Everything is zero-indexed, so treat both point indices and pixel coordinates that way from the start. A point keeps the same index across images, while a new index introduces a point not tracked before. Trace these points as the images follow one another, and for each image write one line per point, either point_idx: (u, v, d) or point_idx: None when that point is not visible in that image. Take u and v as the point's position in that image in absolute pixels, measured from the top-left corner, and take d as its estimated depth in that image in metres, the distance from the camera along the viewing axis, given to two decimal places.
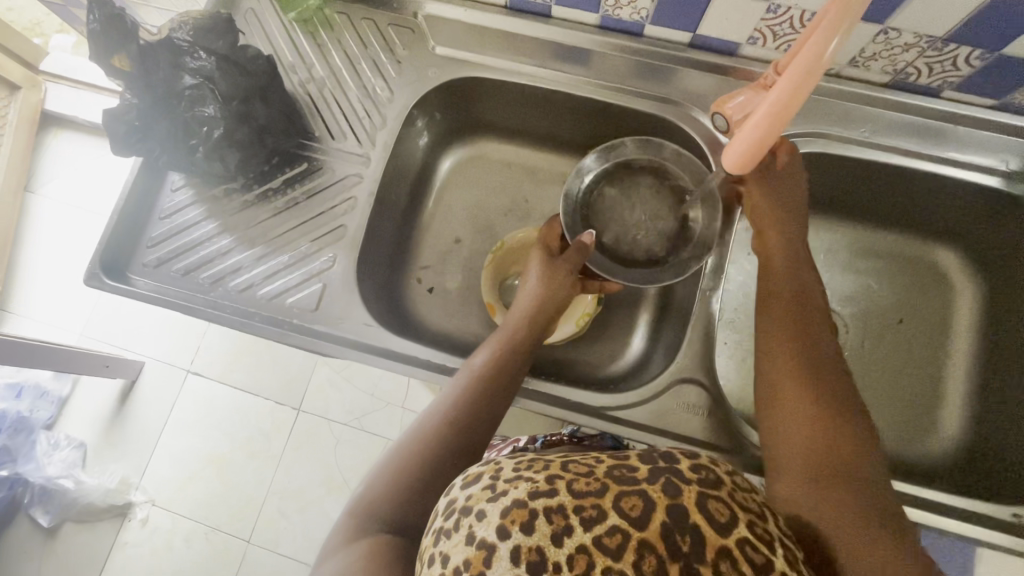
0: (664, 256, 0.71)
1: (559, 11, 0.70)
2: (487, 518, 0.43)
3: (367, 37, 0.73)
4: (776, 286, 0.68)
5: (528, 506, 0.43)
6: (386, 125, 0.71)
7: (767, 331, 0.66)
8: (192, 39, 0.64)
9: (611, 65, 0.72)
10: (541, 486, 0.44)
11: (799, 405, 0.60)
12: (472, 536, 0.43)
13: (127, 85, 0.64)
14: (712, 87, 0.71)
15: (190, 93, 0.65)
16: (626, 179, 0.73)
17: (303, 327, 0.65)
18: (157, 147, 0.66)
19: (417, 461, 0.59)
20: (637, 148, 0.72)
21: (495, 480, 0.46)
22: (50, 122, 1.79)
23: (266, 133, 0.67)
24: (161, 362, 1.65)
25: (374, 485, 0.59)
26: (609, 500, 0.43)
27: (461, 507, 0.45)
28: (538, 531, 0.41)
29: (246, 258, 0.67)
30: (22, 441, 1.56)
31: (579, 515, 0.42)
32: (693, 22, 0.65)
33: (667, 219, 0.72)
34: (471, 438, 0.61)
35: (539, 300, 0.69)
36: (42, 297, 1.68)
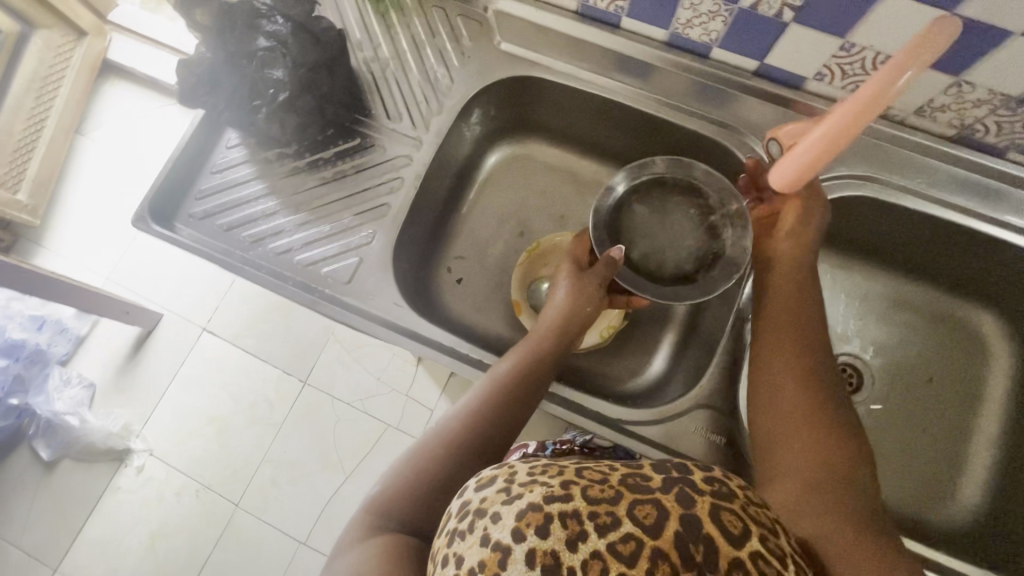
0: (691, 276, 0.69)
1: (629, 23, 0.69)
2: (502, 521, 0.42)
3: (435, 24, 0.73)
4: (781, 304, 0.68)
5: (544, 510, 0.42)
6: (442, 112, 0.72)
7: (768, 354, 0.65)
8: (271, 3, 0.66)
9: (671, 84, 0.72)
10: (556, 490, 0.43)
11: (797, 435, 0.59)
12: (487, 537, 0.42)
13: (204, 40, 0.66)
14: (771, 119, 0.70)
15: (262, 54, 0.65)
16: (657, 198, 0.72)
17: (335, 297, 0.65)
18: (222, 102, 0.67)
19: (434, 457, 0.60)
20: (669, 166, 0.72)
21: (510, 483, 0.45)
22: (110, 71, 1.84)
23: (329, 105, 0.68)
24: (181, 316, 1.69)
25: (394, 479, 0.60)
26: (624, 506, 0.43)
27: (476, 508, 0.45)
28: (554, 535, 0.41)
29: (288, 223, 0.68)
30: (36, 373, 1.58)
31: (595, 521, 0.42)
32: (762, 51, 0.64)
33: (699, 240, 0.70)
34: (488, 439, 0.62)
35: (568, 313, 0.69)
36: (78, 238, 1.73)
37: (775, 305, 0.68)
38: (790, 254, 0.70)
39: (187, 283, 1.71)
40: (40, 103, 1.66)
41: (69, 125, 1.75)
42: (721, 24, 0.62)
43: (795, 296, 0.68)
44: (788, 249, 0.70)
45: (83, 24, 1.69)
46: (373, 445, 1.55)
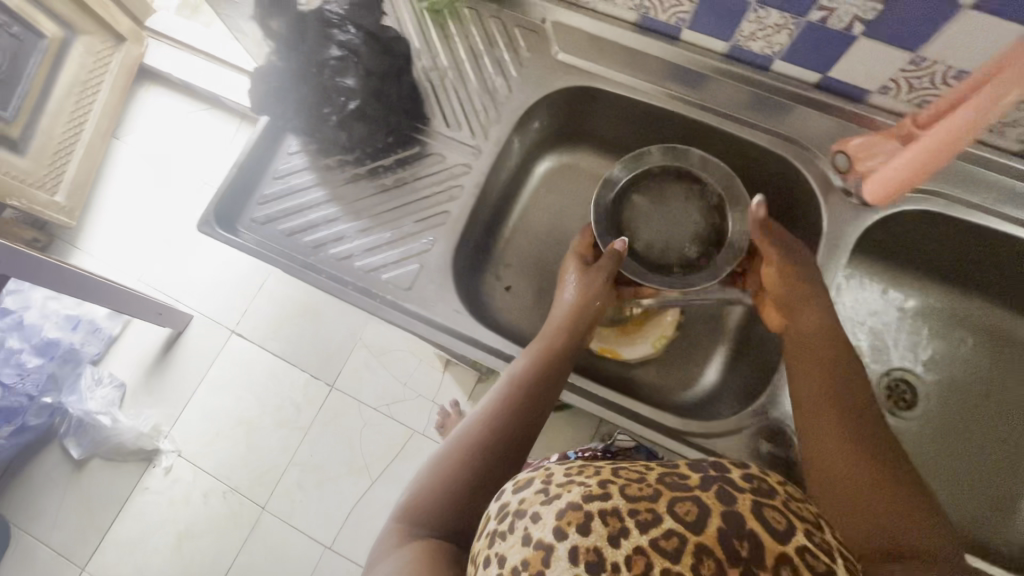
0: (696, 263, 0.74)
1: (689, 35, 0.69)
2: (543, 519, 0.43)
3: (493, 34, 0.74)
4: (805, 319, 0.67)
5: (584, 509, 0.42)
6: (501, 120, 0.72)
7: (797, 365, 0.66)
8: (344, 14, 0.67)
9: (725, 95, 0.71)
10: (594, 489, 0.43)
11: (830, 432, 0.60)
12: (528, 537, 0.43)
13: (278, 49, 0.67)
14: (827, 130, 0.69)
15: (334, 64, 0.66)
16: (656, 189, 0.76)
17: (396, 303, 0.65)
18: (290, 112, 0.68)
19: (466, 455, 0.60)
20: (664, 155, 0.75)
21: (548, 485, 0.46)
22: (146, 76, 1.89)
23: (393, 112, 0.68)
24: (209, 318, 1.70)
25: (426, 481, 0.59)
26: (665, 502, 0.42)
27: (515, 509, 0.46)
28: (596, 532, 0.41)
29: (349, 229, 0.68)
30: (69, 371, 1.59)
31: (634, 518, 0.41)
32: (827, 64, 0.64)
33: (700, 226, 0.75)
34: (514, 435, 0.61)
35: (578, 306, 0.70)
36: (112, 240, 1.76)
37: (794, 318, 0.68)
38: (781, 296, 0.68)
39: (217, 286, 1.73)
40: (79, 106, 1.67)
41: (106, 129, 1.77)
42: (786, 36, 0.62)
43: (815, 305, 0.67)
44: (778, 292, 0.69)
45: (122, 30, 1.72)
46: (399, 450, 1.55)
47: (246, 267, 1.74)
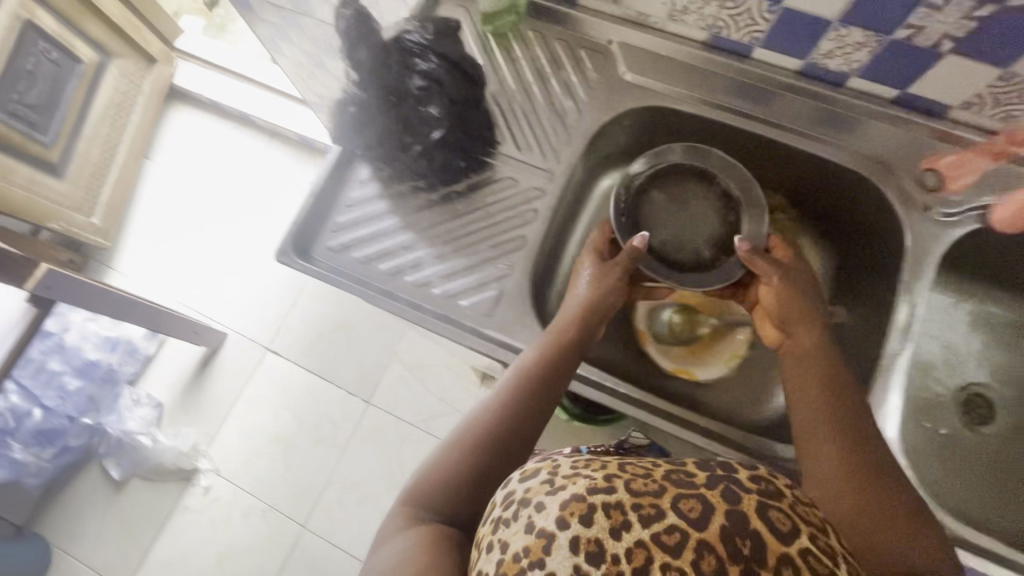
0: (712, 263, 0.73)
1: (762, 53, 0.68)
2: (546, 509, 0.40)
3: (559, 56, 0.73)
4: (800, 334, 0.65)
5: (587, 500, 0.39)
6: (571, 143, 0.71)
7: (791, 377, 0.63)
8: (424, 43, 0.67)
9: (796, 110, 0.70)
10: (599, 482, 0.40)
11: (839, 441, 0.56)
12: (530, 525, 0.40)
13: (358, 80, 0.67)
14: (902, 142, 0.67)
15: (416, 93, 0.67)
16: (674, 185, 0.75)
17: (478, 329, 0.65)
18: (369, 140, 0.69)
19: (478, 441, 0.57)
20: (685, 153, 0.74)
21: (553, 475, 0.43)
22: (175, 97, 1.91)
23: (470, 138, 0.70)
24: (244, 336, 1.71)
25: (435, 465, 0.57)
26: (667, 498, 0.39)
27: (519, 497, 0.42)
28: (597, 524, 0.37)
29: (426, 255, 0.68)
30: (107, 392, 1.59)
31: (637, 512, 0.38)
32: (907, 80, 0.63)
33: (718, 226, 0.74)
34: (526, 423, 0.59)
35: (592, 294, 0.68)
36: (145, 259, 1.77)
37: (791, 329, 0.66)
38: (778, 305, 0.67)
39: (250, 303, 1.73)
40: (114, 128, 1.68)
41: (138, 150, 1.79)
42: (867, 54, 0.61)
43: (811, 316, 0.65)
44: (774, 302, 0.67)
45: (153, 52, 1.74)
46: None
47: (280, 284, 1.75)
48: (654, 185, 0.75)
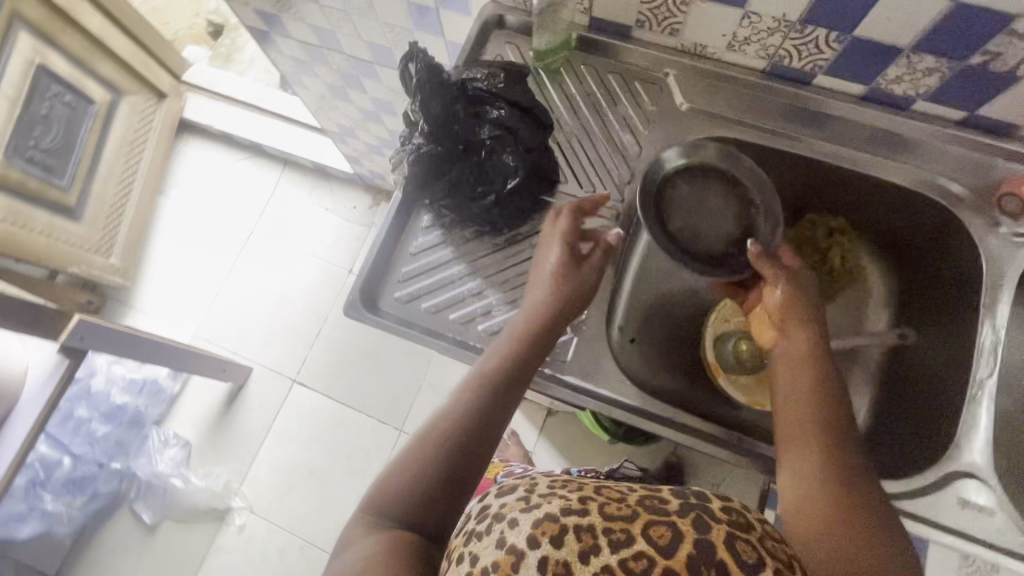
0: (723, 263, 0.70)
1: (823, 80, 0.67)
2: (517, 527, 0.35)
3: (615, 92, 0.73)
4: (798, 335, 0.63)
5: (560, 521, 0.34)
6: (635, 179, 0.71)
7: (781, 372, 0.62)
8: (497, 89, 0.65)
9: (857, 133, 0.69)
10: (573, 502, 0.36)
11: (816, 443, 0.55)
12: (502, 540, 0.35)
13: (422, 128, 0.63)
14: (965, 161, 0.66)
15: (488, 143, 0.65)
16: (700, 182, 0.70)
17: (557, 375, 0.65)
18: (439, 190, 0.65)
19: (445, 438, 0.52)
20: (717, 154, 0.69)
21: (529, 492, 0.38)
22: (184, 129, 1.89)
23: (537, 181, 0.68)
24: (269, 369, 1.69)
25: (398, 466, 0.52)
26: (637, 525, 0.34)
27: (494, 512, 0.37)
28: (567, 546, 0.33)
29: (496, 301, 0.67)
30: (134, 436, 1.57)
31: (606, 536, 0.34)
32: (976, 103, 0.62)
33: (733, 228, 0.71)
34: (494, 416, 0.55)
35: (562, 278, 0.63)
36: (162, 296, 1.75)
37: (789, 327, 0.64)
38: (782, 304, 0.65)
39: (273, 335, 1.71)
40: (128, 167, 1.66)
41: (152, 186, 1.77)
42: (936, 79, 0.61)
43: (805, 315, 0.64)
44: (778, 302, 0.65)
45: (163, 87, 1.72)
46: None
47: (303, 314, 1.73)
48: (685, 178, 0.70)
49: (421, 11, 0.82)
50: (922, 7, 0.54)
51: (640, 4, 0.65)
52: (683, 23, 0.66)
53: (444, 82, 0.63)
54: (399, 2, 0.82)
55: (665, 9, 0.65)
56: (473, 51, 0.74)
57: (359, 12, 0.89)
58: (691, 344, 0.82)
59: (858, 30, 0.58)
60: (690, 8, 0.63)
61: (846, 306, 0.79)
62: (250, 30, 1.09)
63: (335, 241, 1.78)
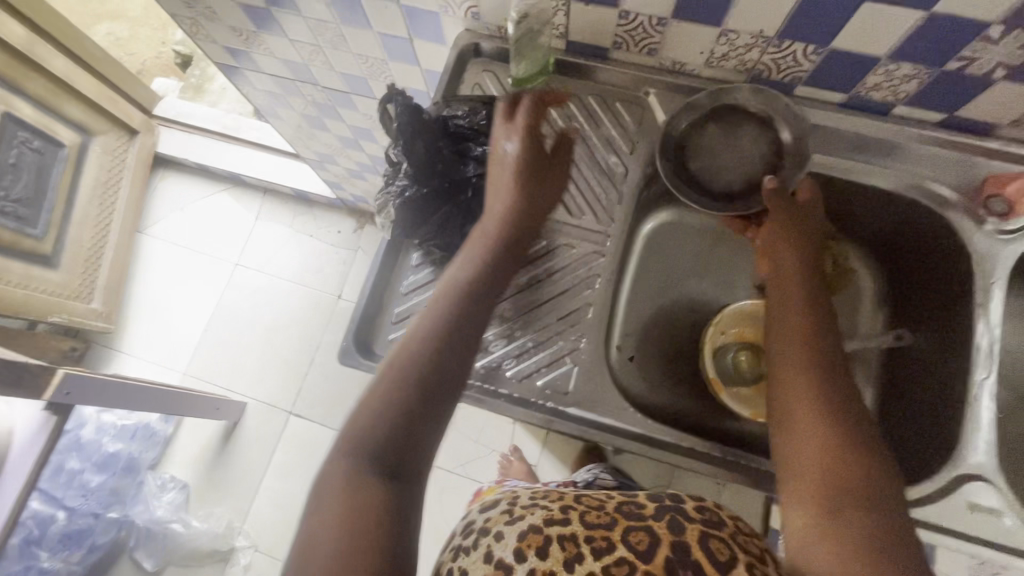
0: (742, 197, 0.68)
1: (803, 90, 0.67)
2: (505, 540, 0.47)
3: (598, 114, 0.72)
4: (788, 264, 0.62)
5: (544, 532, 0.46)
6: (623, 202, 0.71)
7: (775, 302, 0.60)
8: (478, 126, 0.65)
9: (841, 140, 0.69)
10: (555, 515, 0.48)
11: (804, 366, 0.54)
12: (490, 554, 0.46)
13: (407, 172, 0.64)
14: (951, 161, 0.66)
15: (474, 182, 0.65)
16: (731, 121, 0.68)
17: (561, 410, 0.63)
18: (426, 228, 0.65)
19: (413, 364, 0.51)
20: (752, 95, 0.66)
21: (514, 507, 0.50)
22: (160, 165, 1.86)
23: None
24: (263, 403, 1.66)
25: (368, 402, 0.49)
26: (615, 532, 0.46)
27: (481, 528, 0.50)
28: (552, 556, 0.44)
29: (493, 336, 0.65)
30: (130, 483, 1.53)
31: (588, 544, 0.45)
32: (956, 104, 0.62)
33: (757, 164, 0.68)
34: (465, 333, 0.54)
35: (523, 185, 0.62)
36: (150, 336, 1.71)
37: (782, 259, 0.62)
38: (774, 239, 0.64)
39: (265, 368, 1.69)
40: (103, 209, 1.63)
41: (131, 226, 1.73)
42: (915, 85, 0.61)
43: (795, 246, 0.62)
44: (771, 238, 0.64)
45: (134, 123, 1.68)
46: None
47: (293, 343, 1.70)
48: (714, 109, 0.68)
49: (395, 42, 0.81)
50: (897, 19, 0.54)
51: (616, 26, 0.65)
52: (660, 43, 0.66)
53: (425, 122, 0.63)
54: (371, 33, 0.81)
55: (641, 31, 0.65)
56: (450, 83, 0.75)
57: (331, 45, 0.88)
58: (691, 361, 0.80)
59: (836, 42, 0.58)
60: (666, 28, 0.63)
61: (843, 306, 0.77)
62: (221, 67, 1.07)
63: (320, 266, 1.76)
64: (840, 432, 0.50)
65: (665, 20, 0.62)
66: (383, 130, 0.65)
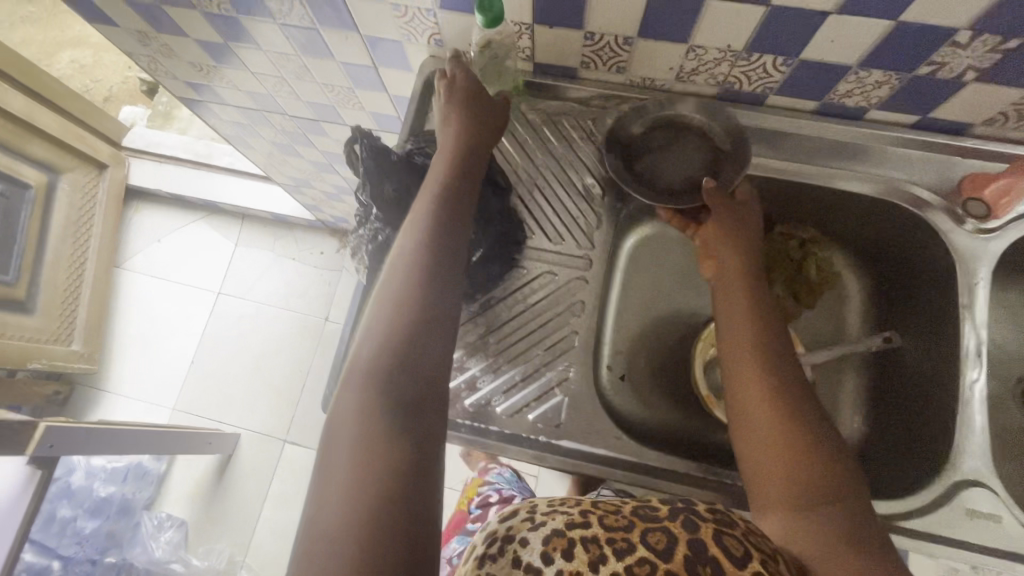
0: (682, 196, 0.68)
1: (774, 100, 0.66)
2: (529, 544, 0.39)
3: (569, 134, 0.71)
4: (730, 250, 0.63)
5: (567, 535, 0.39)
6: (602, 226, 0.70)
7: (721, 288, 0.62)
8: None
9: (816, 147, 0.68)
10: (576, 518, 0.40)
11: (756, 340, 0.56)
12: (515, 561, 0.38)
13: (380, 213, 0.63)
14: (925, 162, 0.66)
15: None
16: (676, 130, 0.68)
17: (553, 444, 0.61)
18: None
19: (387, 331, 0.48)
20: (698, 111, 0.67)
21: (531, 512, 0.42)
22: (133, 197, 1.82)
23: (502, 244, 0.66)
24: (258, 433, 1.63)
25: (352, 382, 0.47)
26: (636, 532, 0.39)
27: (501, 532, 0.41)
28: (577, 558, 0.37)
29: (479, 371, 0.64)
30: (126, 525, 1.48)
31: (610, 544, 0.38)
32: (928, 106, 0.61)
33: (697, 170, 0.68)
34: (436, 295, 0.51)
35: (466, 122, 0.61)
36: (136, 372, 1.68)
37: (721, 251, 0.64)
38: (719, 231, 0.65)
39: (256, 396, 1.66)
40: (77, 248, 1.59)
41: (108, 261, 1.69)
42: (887, 90, 0.60)
43: (739, 235, 0.64)
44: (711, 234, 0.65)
45: (102, 157, 1.63)
46: None
47: (283, 370, 1.68)
48: (661, 117, 0.68)
49: (359, 70, 0.79)
50: (863, 29, 0.53)
51: (582, 46, 0.63)
52: (628, 61, 0.64)
53: (390, 163, 0.63)
54: (333, 63, 0.79)
55: (608, 50, 0.63)
56: (418, 118, 0.73)
57: (294, 76, 0.85)
58: (682, 375, 0.79)
59: (805, 53, 0.57)
60: (633, 46, 0.62)
61: (827, 310, 0.77)
62: (184, 100, 1.04)
63: (305, 289, 1.73)
64: (789, 400, 0.53)
65: (631, 39, 0.60)
66: (350, 169, 0.66)
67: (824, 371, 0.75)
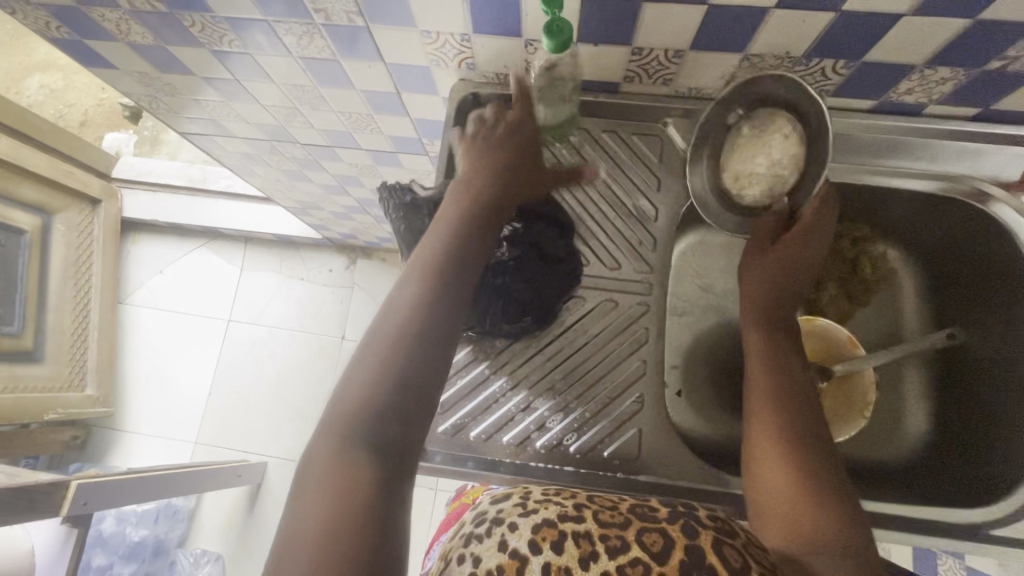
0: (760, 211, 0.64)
1: (829, 101, 0.63)
2: (519, 530, 0.38)
3: (616, 151, 0.68)
4: (768, 293, 0.64)
5: (559, 526, 0.38)
6: (657, 248, 0.68)
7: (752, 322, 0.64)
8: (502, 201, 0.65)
9: (874, 144, 0.65)
10: (569, 511, 0.39)
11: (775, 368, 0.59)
12: (503, 543, 0.37)
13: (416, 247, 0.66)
14: (990, 155, 0.64)
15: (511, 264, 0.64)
16: (758, 123, 0.60)
17: (632, 480, 0.60)
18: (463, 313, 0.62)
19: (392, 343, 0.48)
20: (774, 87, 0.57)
21: (525, 500, 0.41)
22: (129, 229, 1.76)
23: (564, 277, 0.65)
24: (285, 459, 1.61)
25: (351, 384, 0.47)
26: (631, 531, 0.38)
27: (493, 517, 0.40)
28: (568, 552, 0.36)
29: (549, 410, 0.62)
30: (161, 565, 1.48)
31: (604, 543, 0.37)
32: (992, 99, 0.59)
33: (791, 174, 0.60)
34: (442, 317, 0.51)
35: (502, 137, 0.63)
36: (153, 409, 1.64)
37: (759, 294, 0.65)
38: (768, 277, 0.65)
39: (278, 422, 1.63)
40: (80, 288, 1.54)
41: (112, 299, 1.63)
42: (951, 86, 0.58)
43: (783, 280, 0.64)
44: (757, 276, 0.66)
45: (93, 192, 1.56)
46: None
47: (302, 394, 1.64)
48: (744, 111, 0.60)
49: (381, 98, 0.74)
50: (936, 29, 0.50)
51: (628, 62, 0.59)
52: (676, 73, 0.61)
53: (432, 205, 0.67)
54: (354, 92, 0.74)
55: (655, 64, 0.59)
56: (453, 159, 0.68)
57: (308, 105, 0.81)
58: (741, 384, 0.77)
59: (869, 56, 0.54)
60: (682, 59, 0.58)
61: (880, 308, 0.76)
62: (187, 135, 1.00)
63: (318, 310, 1.69)
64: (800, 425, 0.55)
65: (682, 52, 0.57)
66: (392, 215, 0.69)
67: (888, 369, 0.74)
